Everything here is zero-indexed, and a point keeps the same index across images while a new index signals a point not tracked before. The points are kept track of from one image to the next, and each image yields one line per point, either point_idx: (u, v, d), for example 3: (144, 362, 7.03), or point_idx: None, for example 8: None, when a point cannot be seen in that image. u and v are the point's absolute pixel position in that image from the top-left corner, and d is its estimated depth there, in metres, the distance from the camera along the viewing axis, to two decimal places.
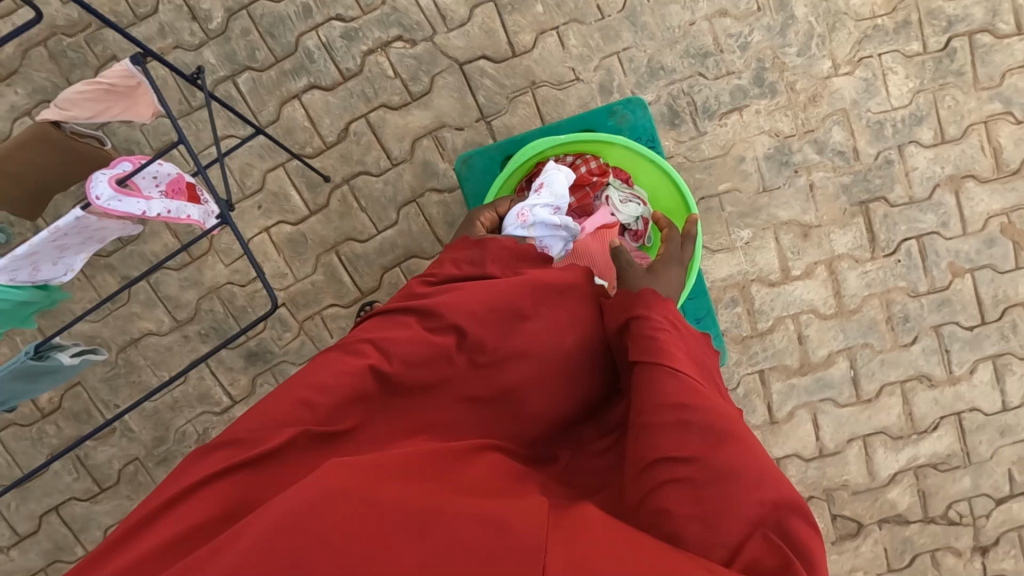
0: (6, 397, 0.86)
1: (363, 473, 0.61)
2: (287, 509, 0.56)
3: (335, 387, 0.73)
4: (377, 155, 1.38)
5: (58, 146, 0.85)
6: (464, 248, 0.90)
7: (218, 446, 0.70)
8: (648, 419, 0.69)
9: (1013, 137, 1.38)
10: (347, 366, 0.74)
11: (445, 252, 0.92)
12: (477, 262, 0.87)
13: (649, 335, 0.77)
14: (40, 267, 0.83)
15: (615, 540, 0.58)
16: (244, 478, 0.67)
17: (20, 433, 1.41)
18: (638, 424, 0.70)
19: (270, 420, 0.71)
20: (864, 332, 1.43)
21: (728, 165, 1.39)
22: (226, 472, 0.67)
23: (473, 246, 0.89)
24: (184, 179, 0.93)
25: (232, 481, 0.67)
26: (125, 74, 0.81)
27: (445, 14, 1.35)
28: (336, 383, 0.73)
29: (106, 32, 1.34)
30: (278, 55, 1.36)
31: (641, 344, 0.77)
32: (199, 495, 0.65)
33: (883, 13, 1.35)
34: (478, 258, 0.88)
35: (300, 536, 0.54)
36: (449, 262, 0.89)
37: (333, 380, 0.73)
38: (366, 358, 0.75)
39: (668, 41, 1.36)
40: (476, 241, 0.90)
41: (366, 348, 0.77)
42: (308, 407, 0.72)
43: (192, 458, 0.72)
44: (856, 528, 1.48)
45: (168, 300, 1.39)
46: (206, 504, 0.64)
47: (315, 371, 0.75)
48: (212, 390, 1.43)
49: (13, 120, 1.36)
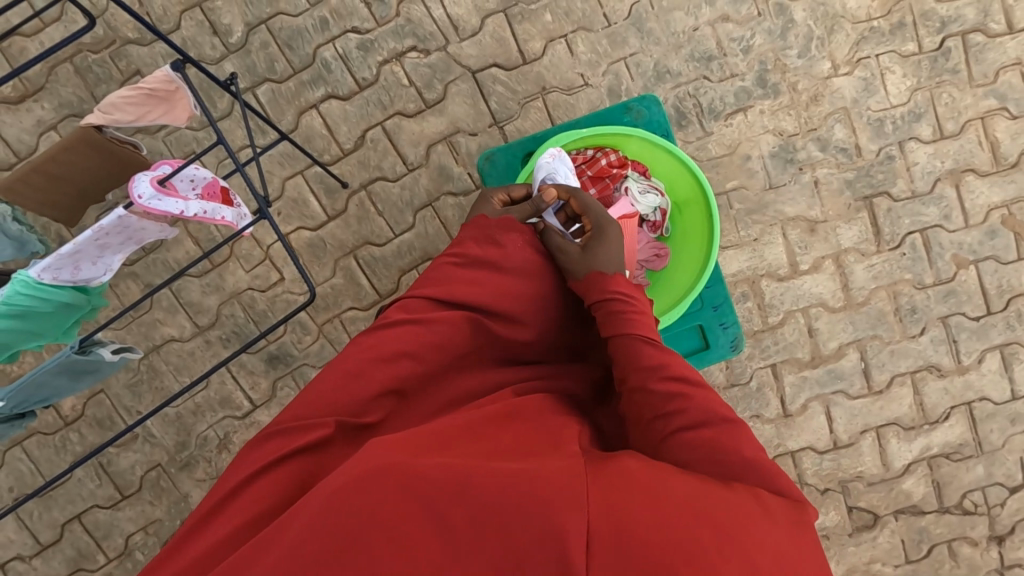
0: (47, 393, 0.88)
1: (398, 451, 0.61)
2: (327, 493, 0.57)
3: (366, 373, 0.74)
4: (393, 160, 1.42)
5: (99, 150, 0.89)
6: (486, 227, 0.89)
7: (265, 440, 0.72)
8: (650, 387, 0.73)
9: (1010, 132, 1.42)
10: (377, 353, 0.76)
11: (466, 231, 0.91)
12: (499, 243, 0.88)
13: (628, 310, 0.81)
14: (81, 267, 0.85)
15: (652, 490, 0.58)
16: (288, 470, 0.69)
17: (44, 441, 1.43)
18: (640, 390, 0.74)
19: (311, 408, 0.73)
20: (873, 324, 1.46)
21: (735, 163, 1.43)
22: (273, 465, 0.68)
23: (495, 227, 0.89)
24: (218, 184, 0.96)
25: (280, 473, 0.68)
26: (165, 80, 0.86)
27: (458, 24, 1.40)
28: (369, 371, 0.75)
29: (130, 48, 1.38)
30: (297, 66, 1.41)
31: (615, 322, 0.80)
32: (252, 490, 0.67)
33: (879, 16, 1.41)
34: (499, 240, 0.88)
35: (344, 516, 0.55)
36: (472, 241, 0.88)
37: (365, 368, 0.75)
38: (394, 346, 0.77)
39: (672, 46, 1.41)
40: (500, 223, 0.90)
41: (393, 336, 0.78)
42: (339, 395, 0.73)
43: (241, 455, 0.73)
44: (871, 519, 1.50)
45: (190, 306, 1.42)
46: (253, 502, 0.66)
47: (347, 362, 0.76)
48: (233, 395, 1.45)
49: (40, 135, 1.40)
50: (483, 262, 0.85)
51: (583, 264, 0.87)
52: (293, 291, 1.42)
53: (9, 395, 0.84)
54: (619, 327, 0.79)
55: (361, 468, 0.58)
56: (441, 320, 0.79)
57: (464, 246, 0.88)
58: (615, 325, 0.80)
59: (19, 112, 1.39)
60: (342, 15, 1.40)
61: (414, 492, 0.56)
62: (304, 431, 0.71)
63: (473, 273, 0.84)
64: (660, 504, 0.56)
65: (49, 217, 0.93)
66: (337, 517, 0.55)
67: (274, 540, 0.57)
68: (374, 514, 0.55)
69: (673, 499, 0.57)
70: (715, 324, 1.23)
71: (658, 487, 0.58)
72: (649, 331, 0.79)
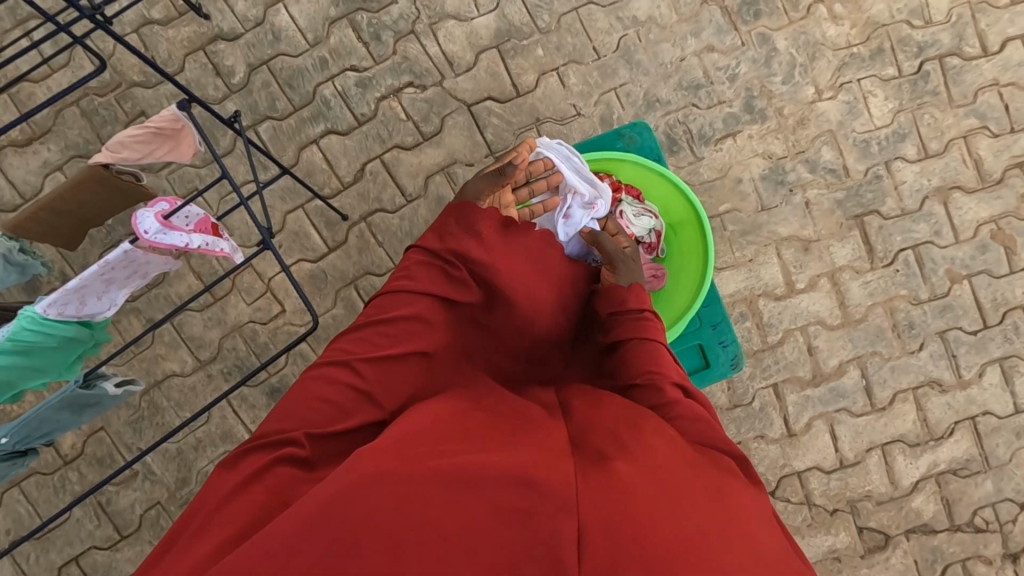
0: (50, 429, 0.88)
1: (392, 455, 0.61)
2: (323, 500, 0.56)
3: (339, 384, 0.76)
4: (392, 192, 1.45)
5: (107, 187, 0.90)
6: (450, 218, 0.91)
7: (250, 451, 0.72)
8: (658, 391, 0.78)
9: (992, 149, 1.46)
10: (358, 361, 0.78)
11: (437, 226, 0.91)
12: (461, 233, 0.88)
13: (641, 321, 0.89)
14: (86, 301, 0.85)
15: (647, 492, 0.57)
16: (269, 483, 0.68)
17: (43, 481, 1.42)
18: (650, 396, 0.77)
19: (290, 418, 0.74)
20: (872, 340, 1.46)
21: (728, 186, 1.47)
22: (260, 476, 0.68)
23: (456, 217, 0.91)
24: (211, 221, 0.96)
25: (264, 484, 0.67)
26: (171, 119, 0.89)
27: (453, 61, 1.45)
28: (343, 379, 0.77)
29: (135, 90, 1.42)
30: (297, 104, 1.45)
31: (627, 327, 0.88)
32: (230, 508, 0.65)
33: (858, 42, 1.46)
34: (462, 230, 0.89)
35: (341, 520, 0.54)
36: (439, 235, 0.90)
37: (341, 377, 0.77)
38: (373, 350, 0.80)
39: (661, 76, 1.46)
40: (460, 211, 0.91)
41: (374, 340, 0.81)
42: (320, 406, 0.75)
43: (226, 469, 0.72)
44: (883, 539, 1.47)
45: (192, 340, 1.42)
46: (235, 518, 0.63)
47: (328, 372, 0.78)
48: (235, 429, 1.44)
49: (46, 176, 1.42)
50: (457, 258, 0.86)
51: (630, 275, 0.97)
52: (294, 322, 1.43)
53: (13, 430, 0.84)
54: (644, 332, 0.86)
55: (356, 473, 0.58)
56: (406, 320, 0.82)
57: (433, 241, 0.89)
58: (630, 330, 0.88)
59: (26, 154, 1.42)
60: (341, 54, 1.45)
61: (408, 491, 0.55)
62: (281, 443, 0.71)
63: (443, 269, 0.86)
64: (653, 502, 0.56)
65: (48, 238, 0.96)
66: (333, 523, 0.54)
67: (263, 545, 0.54)
68: (367, 515, 0.54)
69: (668, 498, 0.57)
70: (715, 343, 1.23)
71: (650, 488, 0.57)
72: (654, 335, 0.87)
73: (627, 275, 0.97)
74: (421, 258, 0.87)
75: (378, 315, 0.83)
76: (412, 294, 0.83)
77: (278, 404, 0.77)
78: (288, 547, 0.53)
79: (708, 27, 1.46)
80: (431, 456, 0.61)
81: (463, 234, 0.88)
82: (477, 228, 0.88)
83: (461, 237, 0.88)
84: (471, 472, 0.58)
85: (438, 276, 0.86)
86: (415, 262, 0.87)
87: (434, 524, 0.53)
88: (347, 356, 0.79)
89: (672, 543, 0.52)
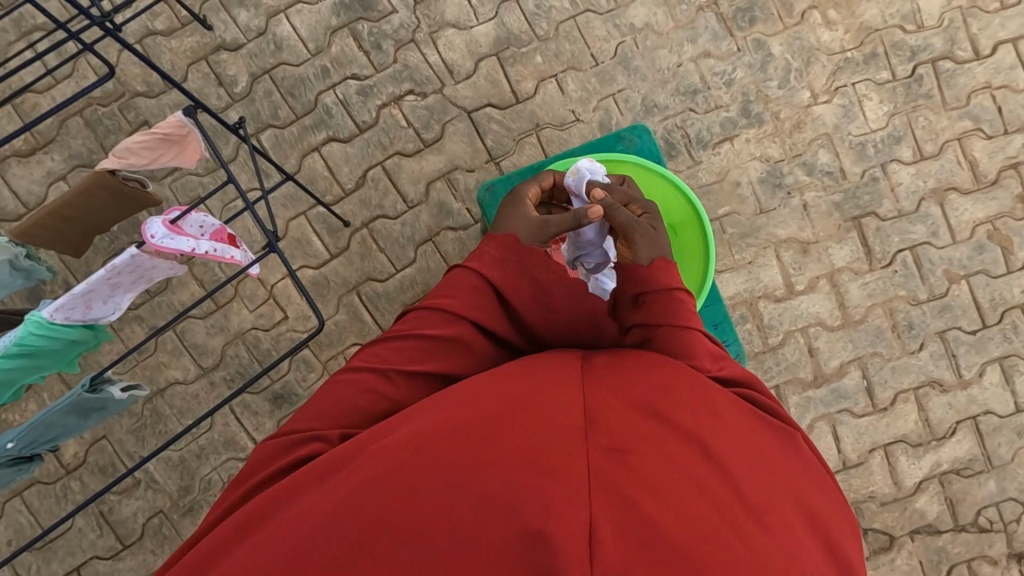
0: (56, 433, 0.88)
1: (401, 453, 0.60)
2: (333, 505, 0.57)
3: (366, 394, 0.76)
4: (394, 198, 1.46)
5: (112, 192, 0.91)
6: (507, 248, 0.86)
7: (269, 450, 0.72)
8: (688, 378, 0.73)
9: (986, 151, 1.48)
10: (391, 375, 0.77)
11: (492, 247, 0.87)
12: (517, 270, 0.85)
13: (670, 304, 0.81)
14: (92, 306, 0.86)
15: (662, 485, 0.55)
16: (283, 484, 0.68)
17: (45, 491, 1.41)
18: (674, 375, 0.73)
19: (319, 419, 0.74)
20: (872, 341, 1.47)
21: (726, 190, 1.48)
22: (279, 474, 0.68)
23: (516, 252, 0.86)
24: (225, 232, 0.97)
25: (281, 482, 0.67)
26: (177, 125, 0.91)
27: (453, 68, 1.47)
28: (369, 389, 0.76)
29: (139, 100, 1.44)
30: (299, 112, 1.46)
31: (651, 314, 0.81)
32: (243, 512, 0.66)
33: (852, 47, 1.48)
34: (518, 267, 0.85)
35: (347, 526, 0.55)
36: (493, 260, 0.85)
37: (367, 386, 0.76)
38: (404, 362, 0.78)
39: (659, 81, 1.47)
40: (518, 248, 0.86)
41: (407, 354, 0.79)
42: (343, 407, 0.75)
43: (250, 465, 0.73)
44: (888, 540, 1.47)
45: (194, 348, 1.42)
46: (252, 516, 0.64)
47: (356, 378, 0.77)
48: (237, 436, 1.44)
49: (49, 185, 1.43)
50: (505, 291, 0.83)
51: (653, 249, 0.87)
52: (297, 329, 1.43)
53: (20, 434, 0.84)
54: (678, 320, 0.79)
55: (367, 476, 0.58)
56: (439, 342, 0.79)
57: (484, 266, 0.84)
58: (658, 317, 0.80)
59: (29, 164, 1.43)
60: (342, 63, 1.46)
61: (416, 493, 0.56)
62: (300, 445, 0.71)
63: (489, 301, 0.83)
64: (667, 500, 0.54)
65: (55, 246, 0.97)
66: (342, 525, 0.55)
67: (276, 548, 0.55)
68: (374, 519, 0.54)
69: (683, 494, 0.55)
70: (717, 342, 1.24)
71: (665, 482, 0.55)
72: (684, 319, 0.80)
73: (650, 247, 0.87)
74: (469, 278, 0.83)
75: (413, 329, 0.80)
76: (450, 315, 0.80)
77: (304, 404, 0.78)
78: (296, 551, 0.54)
79: (704, 33, 1.48)
80: (441, 446, 0.59)
81: (513, 268, 0.85)
82: (535, 272, 0.85)
83: (517, 277, 0.85)
84: (475, 474, 0.56)
85: (484, 304, 0.82)
86: (462, 282, 0.83)
87: (441, 526, 0.53)
88: (381, 364, 0.78)
89: (684, 547, 0.51)
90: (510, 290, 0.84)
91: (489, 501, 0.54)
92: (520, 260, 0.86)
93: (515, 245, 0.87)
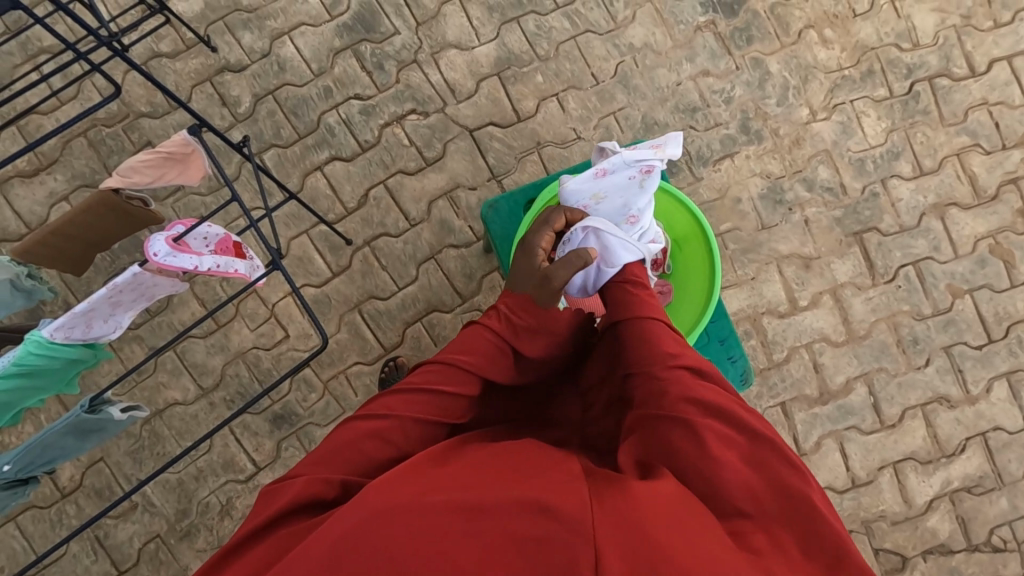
0: (53, 456, 0.86)
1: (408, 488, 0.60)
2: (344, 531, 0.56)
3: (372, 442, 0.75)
4: (395, 216, 1.46)
5: (116, 210, 0.90)
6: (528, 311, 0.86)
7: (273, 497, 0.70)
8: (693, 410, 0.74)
9: (985, 166, 1.49)
10: (399, 420, 0.76)
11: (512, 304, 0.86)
12: (534, 329, 0.85)
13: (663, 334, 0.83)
14: (93, 324, 0.84)
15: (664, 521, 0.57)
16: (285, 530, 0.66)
17: (39, 515, 1.39)
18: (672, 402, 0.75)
19: (321, 462, 0.73)
20: (877, 356, 1.46)
21: (727, 206, 1.48)
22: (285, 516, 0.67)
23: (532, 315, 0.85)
24: (231, 240, 0.97)
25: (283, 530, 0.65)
26: (182, 143, 0.92)
27: (454, 88, 1.48)
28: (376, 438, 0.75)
29: (143, 121, 1.45)
30: (301, 131, 1.47)
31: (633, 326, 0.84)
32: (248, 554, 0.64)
33: (849, 65, 1.50)
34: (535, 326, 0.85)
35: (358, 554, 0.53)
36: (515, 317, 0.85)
37: (375, 434, 0.75)
38: (413, 409, 0.78)
39: (658, 100, 1.49)
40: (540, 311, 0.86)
41: (416, 399, 0.78)
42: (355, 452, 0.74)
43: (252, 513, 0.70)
44: (900, 561, 1.44)
45: (194, 367, 1.41)
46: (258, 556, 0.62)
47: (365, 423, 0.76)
48: (236, 457, 1.42)
49: (52, 206, 1.44)
50: (523, 351, 0.84)
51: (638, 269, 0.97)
52: (298, 348, 1.42)
53: (15, 457, 0.83)
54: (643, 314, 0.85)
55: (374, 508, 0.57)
56: (450, 393, 0.79)
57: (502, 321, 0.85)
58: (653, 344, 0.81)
59: (32, 184, 1.44)
60: (345, 83, 1.48)
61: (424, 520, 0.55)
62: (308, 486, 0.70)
63: (500, 352, 0.83)
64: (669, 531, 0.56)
65: (54, 265, 0.96)
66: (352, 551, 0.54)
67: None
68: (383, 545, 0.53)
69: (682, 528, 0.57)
70: (723, 357, 1.23)
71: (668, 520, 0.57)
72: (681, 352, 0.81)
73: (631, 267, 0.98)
74: (487, 335, 0.83)
75: (430, 380, 0.80)
76: (471, 374, 0.81)
77: (313, 450, 0.76)
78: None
79: (702, 52, 1.50)
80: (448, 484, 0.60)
81: (533, 329, 0.85)
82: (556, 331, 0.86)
83: (534, 334, 0.85)
84: (482, 497, 0.58)
85: (497, 358, 0.83)
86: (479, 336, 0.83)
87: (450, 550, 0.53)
88: (391, 411, 0.77)
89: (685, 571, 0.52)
90: (528, 349, 0.84)
91: (496, 514, 0.55)
92: (543, 322, 0.85)
93: (534, 307, 0.86)
